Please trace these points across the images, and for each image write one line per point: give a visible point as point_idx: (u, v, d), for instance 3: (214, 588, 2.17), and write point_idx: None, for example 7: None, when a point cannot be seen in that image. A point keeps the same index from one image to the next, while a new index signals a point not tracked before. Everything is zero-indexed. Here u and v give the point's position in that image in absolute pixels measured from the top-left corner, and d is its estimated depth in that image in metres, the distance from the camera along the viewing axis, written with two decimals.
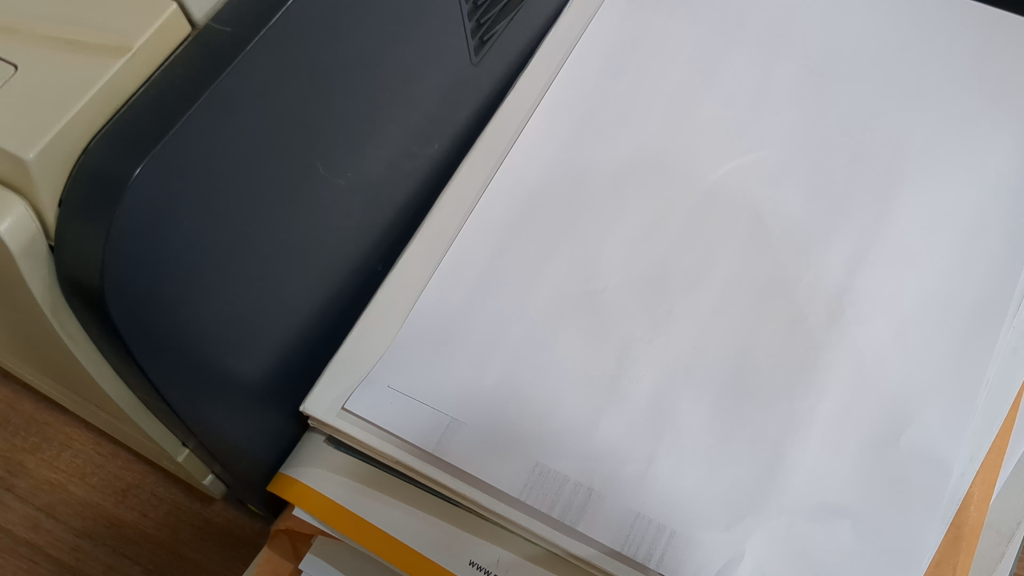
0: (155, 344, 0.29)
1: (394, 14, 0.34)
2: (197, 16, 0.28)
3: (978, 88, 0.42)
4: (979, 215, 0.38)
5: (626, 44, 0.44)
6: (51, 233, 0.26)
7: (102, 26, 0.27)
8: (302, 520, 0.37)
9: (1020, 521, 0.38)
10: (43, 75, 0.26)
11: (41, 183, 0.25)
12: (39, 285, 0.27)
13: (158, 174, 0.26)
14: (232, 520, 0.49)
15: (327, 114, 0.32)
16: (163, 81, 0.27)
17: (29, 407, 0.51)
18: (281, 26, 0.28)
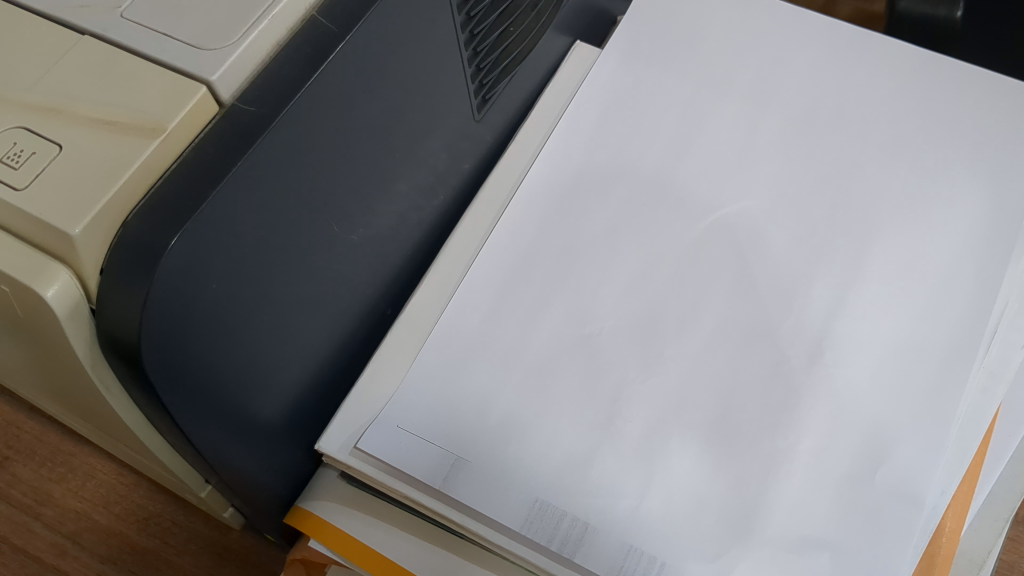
0: (187, 397, 0.31)
1: (402, 84, 0.36)
2: (225, 97, 0.30)
3: (951, 139, 0.44)
4: (952, 261, 0.41)
5: (620, 96, 0.47)
6: (93, 297, 0.29)
7: (138, 109, 0.29)
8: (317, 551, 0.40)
9: (991, 550, 0.40)
10: (85, 155, 0.28)
11: (85, 254, 0.28)
12: (81, 344, 0.29)
13: (191, 243, 0.28)
14: (249, 548, 0.49)
15: (343, 177, 0.35)
16: (193, 158, 0.29)
17: (55, 438, 0.52)
18: (302, 103, 0.31)
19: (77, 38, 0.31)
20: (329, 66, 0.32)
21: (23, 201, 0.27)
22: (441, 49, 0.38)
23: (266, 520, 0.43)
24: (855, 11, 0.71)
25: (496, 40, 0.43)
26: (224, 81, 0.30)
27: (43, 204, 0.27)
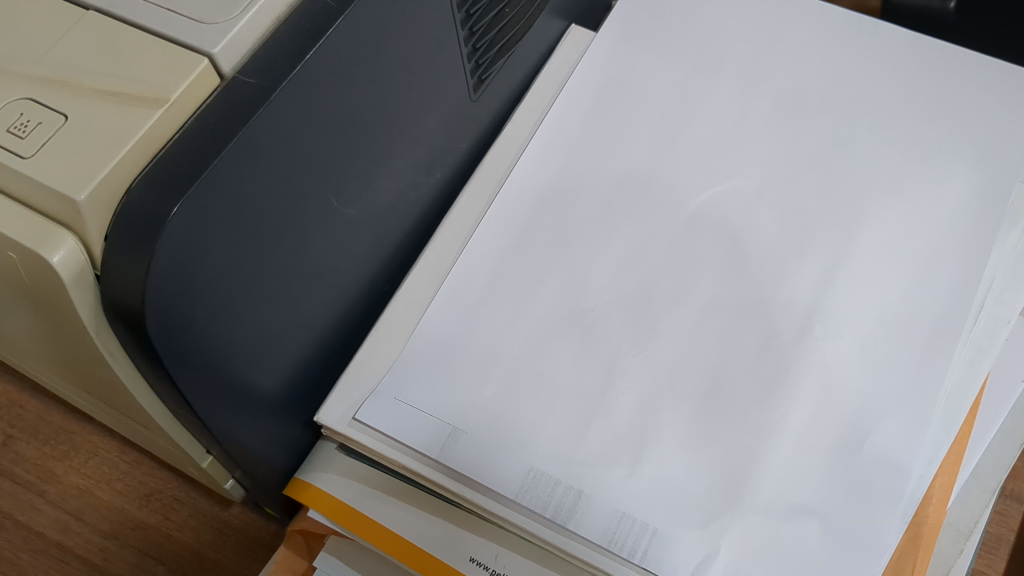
0: (190, 364, 0.32)
1: (399, 62, 0.37)
2: (226, 69, 0.31)
3: (940, 119, 0.45)
4: (939, 238, 0.41)
5: (614, 79, 0.48)
6: (97, 263, 0.30)
7: (141, 80, 0.30)
8: (316, 521, 0.40)
9: (977, 521, 0.42)
10: (89, 124, 0.29)
11: (90, 220, 0.28)
12: (86, 309, 0.30)
13: (194, 211, 0.29)
14: (249, 523, 0.50)
15: (341, 152, 0.36)
16: (196, 128, 0.30)
17: (57, 417, 0.53)
18: (301, 77, 0.32)
19: (82, 12, 0.31)
20: (328, 41, 0.32)
21: (29, 168, 0.28)
22: (437, 29, 0.39)
23: (266, 493, 0.44)
24: (852, 4, 0.72)
25: (492, 21, 0.43)
26: (225, 54, 0.31)
27: (50, 171, 0.28)
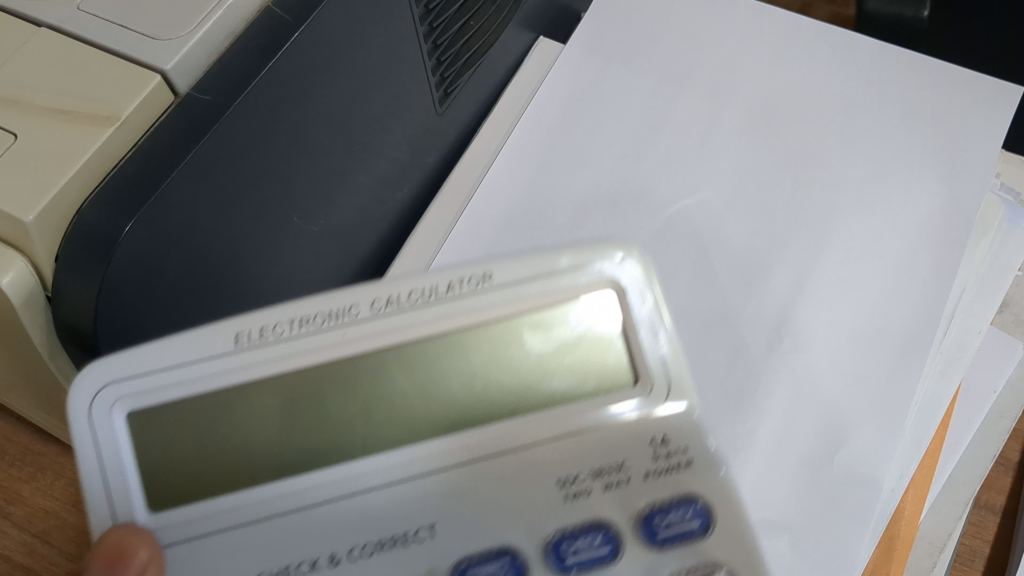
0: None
1: (360, 76, 0.37)
2: (180, 86, 0.31)
3: (908, 130, 0.45)
4: (909, 248, 0.41)
5: (583, 91, 0.47)
6: (49, 284, 0.29)
7: (93, 97, 0.29)
8: None
9: (949, 534, 0.42)
10: (39, 143, 0.28)
11: (39, 242, 0.28)
12: (37, 332, 0.29)
13: (146, 231, 0.29)
14: None
15: (302, 171, 0.35)
16: (149, 146, 0.29)
17: (24, 438, 0.50)
18: (256, 94, 0.31)
19: (34, 30, 0.31)
20: (284, 56, 0.32)
21: None
22: (400, 43, 0.39)
23: None
24: (830, 14, 0.71)
25: (456, 34, 0.43)
26: (179, 71, 0.30)
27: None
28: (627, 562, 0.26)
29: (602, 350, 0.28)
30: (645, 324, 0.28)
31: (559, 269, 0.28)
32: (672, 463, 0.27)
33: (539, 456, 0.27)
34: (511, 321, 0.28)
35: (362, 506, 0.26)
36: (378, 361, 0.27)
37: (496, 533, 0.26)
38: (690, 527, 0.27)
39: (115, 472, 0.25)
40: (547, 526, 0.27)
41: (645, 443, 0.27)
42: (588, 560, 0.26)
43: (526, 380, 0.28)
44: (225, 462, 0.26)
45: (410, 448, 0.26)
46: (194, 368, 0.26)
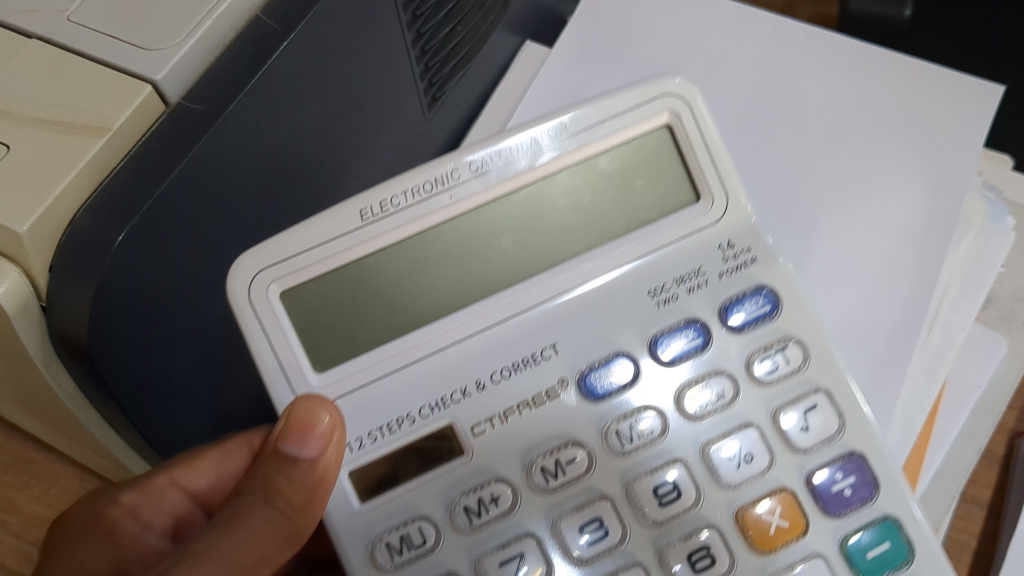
0: (151, 403, 0.32)
1: (346, 84, 0.37)
2: (170, 96, 0.31)
3: (893, 127, 0.45)
4: (894, 247, 0.42)
5: (570, 95, 0.48)
6: (43, 295, 0.29)
7: (84, 108, 0.29)
8: None
9: (938, 528, 0.42)
10: (31, 155, 0.29)
11: (33, 253, 0.28)
12: (33, 343, 0.30)
13: (137, 239, 0.29)
14: None
15: (301, 177, 0.36)
16: (140, 156, 0.30)
17: (18, 446, 0.49)
18: (246, 102, 0.32)
19: (25, 41, 0.31)
20: (273, 64, 0.32)
21: None
22: (387, 49, 0.39)
23: None
24: (813, 14, 0.72)
25: (444, 39, 0.43)
26: (169, 80, 0.30)
27: None
28: (715, 352, 0.32)
29: (657, 138, 0.34)
30: (702, 146, 0.33)
31: (630, 110, 0.33)
32: (739, 262, 0.33)
33: (636, 273, 0.32)
34: (585, 166, 0.33)
35: (492, 339, 0.31)
36: (491, 213, 0.32)
37: (612, 338, 0.32)
38: (761, 315, 0.33)
39: (283, 332, 0.30)
40: (650, 327, 0.32)
41: (714, 248, 0.33)
42: (686, 352, 0.32)
43: (627, 220, 0.33)
44: (432, 306, 0.32)
45: (536, 280, 0.32)
46: (341, 243, 0.31)
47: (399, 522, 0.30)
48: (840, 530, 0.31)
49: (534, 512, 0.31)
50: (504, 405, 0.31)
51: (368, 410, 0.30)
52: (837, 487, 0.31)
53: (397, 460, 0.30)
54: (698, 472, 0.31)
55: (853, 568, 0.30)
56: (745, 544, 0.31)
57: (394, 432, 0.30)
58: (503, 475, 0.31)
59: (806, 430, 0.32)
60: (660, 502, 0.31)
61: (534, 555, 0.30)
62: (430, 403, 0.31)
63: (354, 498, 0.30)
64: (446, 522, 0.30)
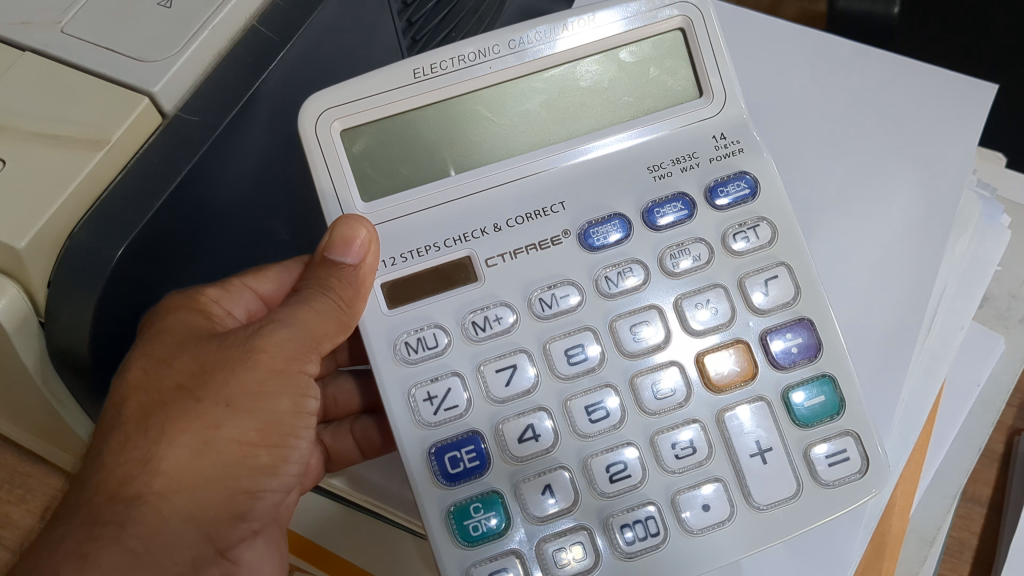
0: None
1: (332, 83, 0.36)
2: (167, 107, 0.30)
3: (886, 127, 0.45)
4: (892, 245, 0.41)
5: None
6: (41, 310, 0.29)
7: (81, 121, 0.29)
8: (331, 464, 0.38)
9: (940, 527, 0.42)
10: (28, 169, 0.28)
11: (32, 268, 0.28)
12: (34, 360, 0.29)
13: (136, 252, 0.29)
14: None
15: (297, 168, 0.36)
16: (138, 169, 0.29)
17: (13, 459, 0.44)
18: (244, 113, 0.32)
19: (18, 54, 0.30)
20: (269, 75, 0.32)
21: None
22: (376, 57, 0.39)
23: None
24: (799, 10, 0.72)
25: None
26: (167, 92, 0.30)
27: None
28: (698, 223, 0.32)
29: (670, 40, 0.33)
30: (709, 50, 0.33)
31: (645, 11, 0.33)
32: (728, 152, 0.33)
33: (631, 148, 0.33)
34: (606, 57, 0.33)
35: (506, 193, 0.32)
36: (516, 100, 0.33)
37: (607, 202, 0.32)
38: (741, 196, 0.32)
39: (336, 159, 0.31)
40: (644, 197, 0.32)
41: (705, 137, 0.33)
42: (672, 223, 0.32)
43: (634, 106, 0.33)
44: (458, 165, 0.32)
45: (550, 146, 0.32)
46: (395, 96, 0.32)
47: (415, 326, 0.31)
48: (783, 382, 0.31)
49: (530, 334, 0.31)
50: (513, 244, 0.32)
51: (399, 238, 0.31)
52: (786, 348, 0.31)
53: (421, 280, 0.31)
54: (670, 322, 0.31)
55: (791, 416, 0.30)
56: (701, 382, 0.31)
57: (420, 256, 0.31)
58: (505, 298, 0.31)
59: (767, 295, 0.31)
60: (635, 340, 0.31)
61: (528, 369, 0.30)
62: (452, 235, 0.31)
63: (382, 301, 0.31)
64: (458, 332, 0.31)
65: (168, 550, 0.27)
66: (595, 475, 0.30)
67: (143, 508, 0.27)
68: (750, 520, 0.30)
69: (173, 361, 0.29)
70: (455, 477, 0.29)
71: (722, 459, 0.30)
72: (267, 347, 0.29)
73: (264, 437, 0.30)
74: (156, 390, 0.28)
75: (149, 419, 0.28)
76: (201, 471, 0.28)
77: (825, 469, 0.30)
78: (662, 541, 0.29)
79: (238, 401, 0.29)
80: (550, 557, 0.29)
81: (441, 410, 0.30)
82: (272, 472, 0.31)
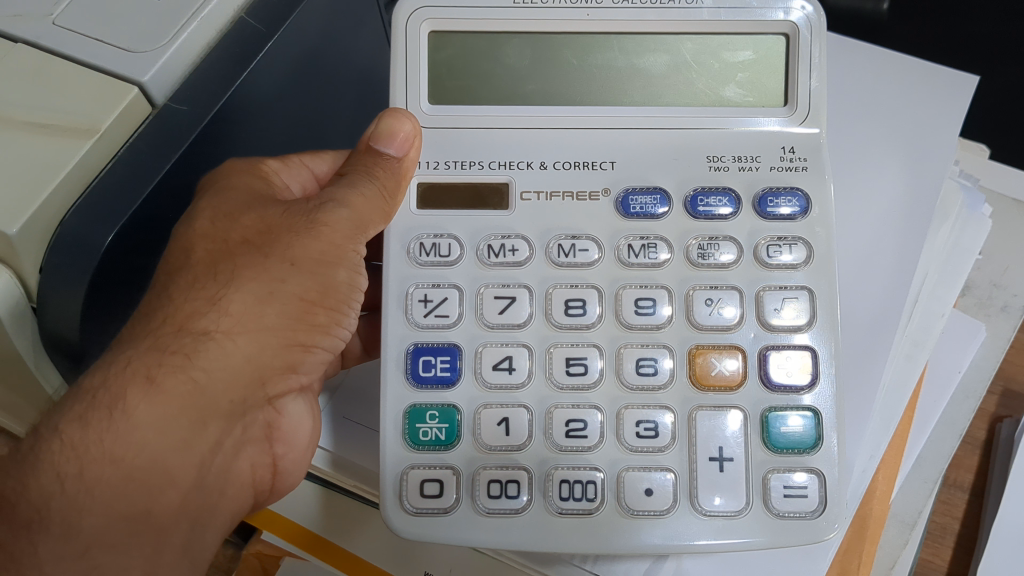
0: None
1: (316, 49, 0.36)
2: (157, 98, 0.31)
3: (870, 120, 0.45)
4: (876, 232, 0.42)
5: None
6: (33, 296, 0.30)
7: (72, 111, 0.30)
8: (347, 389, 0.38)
9: (920, 511, 0.43)
10: (19, 156, 0.28)
11: (24, 254, 0.28)
12: (25, 343, 0.30)
13: (125, 238, 0.29)
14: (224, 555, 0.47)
15: (282, 123, 0.36)
16: (128, 157, 0.30)
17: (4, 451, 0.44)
18: (232, 103, 0.32)
19: (11, 45, 0.31)
20: (257, 65, 0.33)
21: None
22: (353, 42, 0.39)
23: None
24: None
25: None
26: (156, 82, 0.31)
27: None
28: (736, 224, 0.32)
29: (771, 44, 0.33)
30: (806, 60, 0.32)
31: (754, 7, 0.32)
32: (792, 167, 0.32)
33: (695, 121, 0.32)
34: (697, 39, 0.33)
35: (549, 138, 0.32)
36: (513, 82, 0.33)
37: (648, 175, 0.32)
38: (789, 212, 0.31)
39: (418, 67, 0.33)
40: (689, 184, 0.32)
41: (774, 146, 0.32)
42: (714, 215, 0.32)
43: (710, 91, 0.33)
44: (518, 93, 0.33)
45: (622, 106, 0.33)
46: (493, 17, 0.33)
47: (432, 233, 0.32)
48: (766, 401, 0.30)
49: (539, 276, 0.31)
50: (551, 187, 0.32)
51: (451, 147, 0.32)
52: (780, 369, 0.30)
53: (455, 191, 0.32)
54: (677, 308, 0.31)
55: (763, 438, 0.30)
56: (686, 376, 0.30)
57: (464, 168, 0.32)
58: (524, 233, 0.32)
59: (781, 314, 0.31)
60: (636, 312, 0.31)
61: (524, 304, 0.31)
62: (498, 160, 0.32)
63: (414, 201, 0.32)
64: (472, 256, 0.31)
65: (222, 387, 0.28)
66: (551, 428, 0.30)
67: (208, 343, 0.28)
68: (688, 519, 0.29)
69: (240, 218, 0.30)
70: (423, 379, 0.30)
71: (679, 452, 0.30)
72: (328, 222, 0.30)
73: (323, 300, 0.30)
74: (222, 242, 0.29)
75: (217, 265, 0.29)
76: (264, 319, 0.29)
77: (779, 499, 0.29)
78: (596, 508, 0.29)
79: (303, 262, 0.29)
80: (482, 485, 0.29)
81: (432, 314, 0.31)
82: (326, 332, 0.31)
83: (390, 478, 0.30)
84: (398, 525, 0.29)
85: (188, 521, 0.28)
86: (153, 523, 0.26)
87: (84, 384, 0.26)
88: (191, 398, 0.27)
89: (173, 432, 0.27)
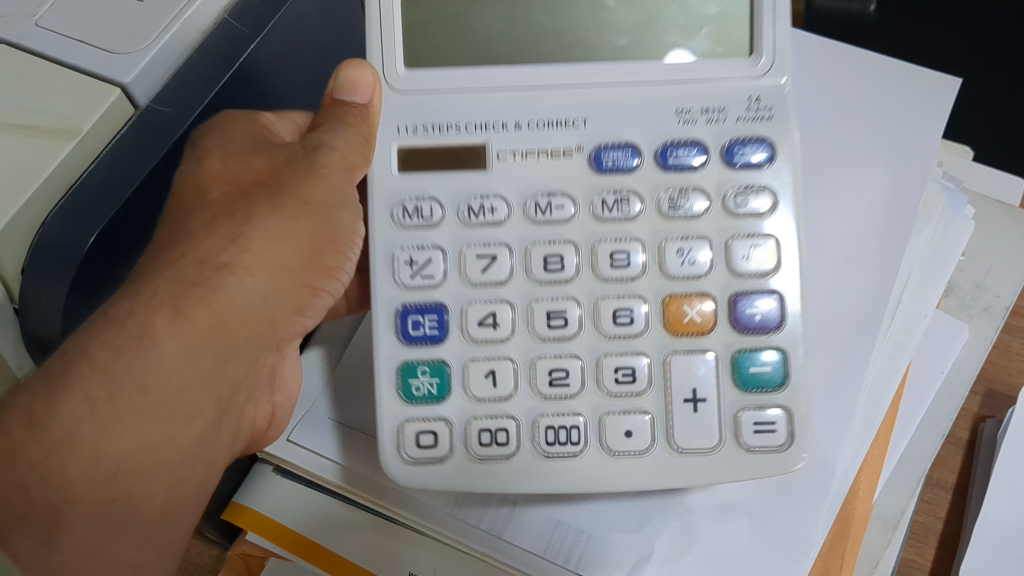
0: None
1: (292, 49, 0.36)
2: (139, 99, 0.31)
3: (857, 122, 0.45)
4: (857, 233, 0.42)
5: None
6: (15, 297, 0.30)
7: (55, 112, 0.30)
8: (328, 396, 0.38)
9: (903, 510, 0.43)
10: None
11: (6, 255, 0.28)
12: (8, 343, 0.30)
13: (108, 239, 0.29)
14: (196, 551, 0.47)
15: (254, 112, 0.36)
16: (110, 160, 0.30)
17: None
18: (212, 106, 0.32)
19: None
20: (240, 67, 0.33)
21: None
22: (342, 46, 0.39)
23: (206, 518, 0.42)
24: None
25: None
26: (138, 84, 0.31)
27: None
28: (704, 175, 0.32)
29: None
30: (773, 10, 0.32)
31: None
32: (759, 117, 0.32)
33: (662, 77, 0.32)
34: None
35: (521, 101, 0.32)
36: (474, 36, 0.32)
37: (621, 132, 0.32)
38: (755, 159, 0.32)
39: (389, 30, 0.32)
40: (662, 137, 0.32)
41: (741, 98, 0.32)
42: (683, 166, 0.32)
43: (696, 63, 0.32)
44: (484, 50, 0.32)
45: (592, 63, 0.32)
46: None
47: (415, 195, 0.32)
48: (735, 344, 0.31)
49: (517, 233, 0.32)
50: (526, 145, 0.32)
51: (427, 112, 0.32)
52: (751, 314, 0.31)
53: (433, 156, 0.32)
54: (650, 260, 0.31)
55: (733, 380, 0.31)
56: (661, 324, 0.31)
57: (441, 132, 0.32)
58: (503, 192, 0.32)
59: (749, 259, 0.31)
60: (611, 264, 0.31)
61: (506, 261, 0.31)
62: (475, 120, 0.32)
63: (393, 164, 0.32)
64: (454, 215, 0.32)
65: (245, 322, 0.29)
66: (535, 377, 0.31)
67: (230, 276, 0.28)
68: (665, 460, 0.30)
69: (248, 160, 0.31)
70: (413, 337, 0.31)
71: (656, 395, 0.31)
72: (328, 165, 0.31)
73: (329, 242, 0.32)
74: (235, 183, 0.31)
75: (234, 204, 0.30)
76: (279, 255, 0.30)
77: (749, 434, 0.30)
78: (582, 449, 0.30)
79: (313, 202, 0.31)
80: (474, 434, 0.30)
81: (418, 275, 0.31)
82: (329, 275, 0.32)
83: (387, 430, 0.31)
84: (398, 475, 0.30)
85: (206, 458, 0.28)
86: (178, 455, 0.27)
87: (111, 313, 0.26)
88: (214, 331, 0.28)
89: (202, 366, 0.27)
